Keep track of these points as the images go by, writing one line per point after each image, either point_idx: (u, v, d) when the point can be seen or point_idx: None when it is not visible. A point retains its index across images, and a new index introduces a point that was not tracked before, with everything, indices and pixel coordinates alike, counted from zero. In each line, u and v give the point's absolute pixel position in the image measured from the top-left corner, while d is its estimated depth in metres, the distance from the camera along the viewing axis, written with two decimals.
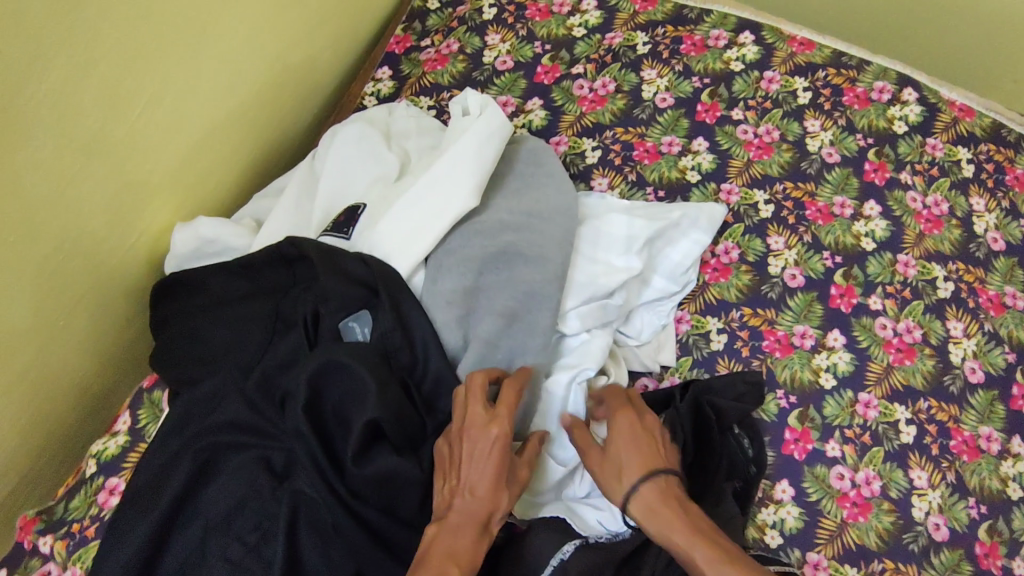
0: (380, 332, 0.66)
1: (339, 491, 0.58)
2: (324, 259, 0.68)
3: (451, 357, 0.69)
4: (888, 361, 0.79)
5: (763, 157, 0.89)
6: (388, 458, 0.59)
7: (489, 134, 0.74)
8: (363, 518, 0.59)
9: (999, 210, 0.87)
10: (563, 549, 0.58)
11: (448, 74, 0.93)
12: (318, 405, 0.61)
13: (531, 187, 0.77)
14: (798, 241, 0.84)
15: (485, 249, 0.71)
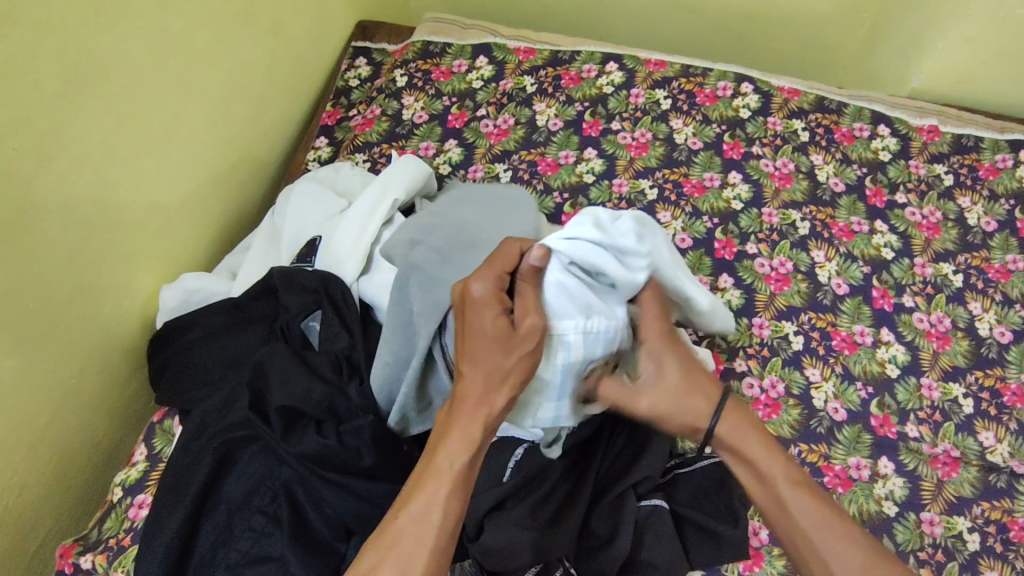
0: (329, 337, 0.79)
1: (301, 463, 0.71)
2: (285, 280, 0.82)
3: (392, 330, 0.76)
4: (770, 290, 0.97)
5: (642, 153, 1.09)
6: (310, 442, 0.71)
7: (405, 166, 0.94)
8: (341, 485, 0.71)
9: (834, 160, 1.08)
10: (516, 453, 0.72)
11: (375, 132, 1.12)
12: (263, 404, 0.73)
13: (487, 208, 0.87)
14: (682, 212, 1.03)
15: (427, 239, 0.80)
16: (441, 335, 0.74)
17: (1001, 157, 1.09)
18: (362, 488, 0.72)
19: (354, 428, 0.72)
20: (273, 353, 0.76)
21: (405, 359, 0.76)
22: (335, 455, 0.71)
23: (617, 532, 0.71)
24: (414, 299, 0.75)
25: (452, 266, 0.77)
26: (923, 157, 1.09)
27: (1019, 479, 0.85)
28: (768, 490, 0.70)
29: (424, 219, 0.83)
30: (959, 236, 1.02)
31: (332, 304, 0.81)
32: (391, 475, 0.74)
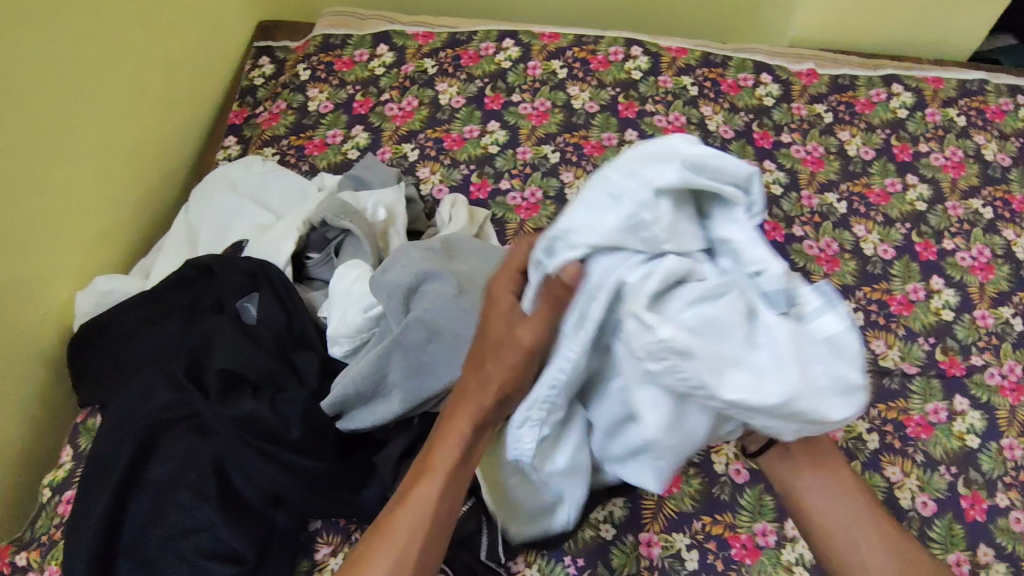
0: (263, 314, 0.80)
1: (233, 431, 0.73)
2: (217, 263, 0.84)
3: (362, 379, 0.74)
4: None
5: (543, 121, 1.14)
6: (246, 405, 0.73)
7: (353, 176, 0.94)
8: (273, 456, 0.73)
9: (723, 111, 1.15)
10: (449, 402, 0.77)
11: (282, 126, 1.14)
12: (199, 375, 0.76)
13: (483, 253, 0.83)
14: (583, 172, 1.09)
15: (440, 280, 0.75)
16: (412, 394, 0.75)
17: (875, 92, 1.17)
18: (289, 457, 0.73)
19: (290, 398, 0.75)
20: (209, 329, 0.78)
21: (367, 396, 0.76)
22: (268, 419, 0.73)
23: None
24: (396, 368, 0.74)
25: (446, 343, 0.74)
26: (804, 99, 1.16)
27: (911, 380, 0.92)
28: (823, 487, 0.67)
29: (434, 258, 0.78)
30: (841, 167, 1.09)
31: (268, 286, 0.81)
32: (324, 444, 0.75)
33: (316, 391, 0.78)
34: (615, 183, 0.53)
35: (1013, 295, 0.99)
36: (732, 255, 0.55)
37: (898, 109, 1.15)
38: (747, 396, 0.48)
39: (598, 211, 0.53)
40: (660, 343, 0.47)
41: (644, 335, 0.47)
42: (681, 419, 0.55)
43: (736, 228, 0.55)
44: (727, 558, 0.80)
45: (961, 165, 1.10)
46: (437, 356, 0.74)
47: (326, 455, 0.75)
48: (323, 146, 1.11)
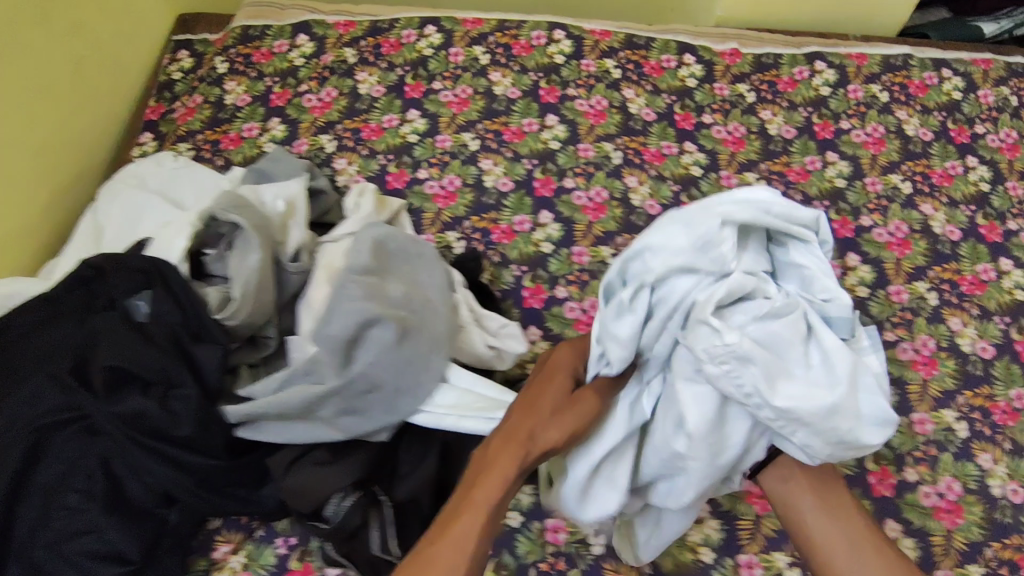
0: (156, 309, 0.76)
1: (121, 429, 0.71)
2: (109, 261, 0.81)
3: (292, 410, 0.72)
4: (587, 220, 1.02)
5: (463, 109, 1.12)
6: (134, 402, 0.70)
7: (259, 169, 0.93)
8: (164, 455, 0.71)
9: (645, 93, 1.14)
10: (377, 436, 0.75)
11: (198, 121, 1.12)
12: (85, 374, 0.74)
13: (409, 263, 0.83)
14: (502, 158, 1.07)
15: (383, 326, 0.74)
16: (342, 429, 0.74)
17: (798, 70, 1.16)
18: (181, 455, 0.71)
19: (180, 395, 0.71)
20: (99, 326, 0.75)
21: (288, 423, 0.74)
22: (155, 416, 0.70)
23: (423, 457, 0.76)
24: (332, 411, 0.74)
25: (390, 387, 0.74)
26: (726, 79, 1.15)
27: None
28: (826, 510, 0.68)
29: (374, 295, 0.76)
30: (762, 146, 1.09)
31: (162, 281, 0.78)
32: (219, 442, 0.73)
33: (213, 388, 0.75)
34: (690, 216, 0.65)
35: (929, 270, 0.99)
36: (801, 280, 0.69)
37: (820, 86, 1.15)
38: (794, 402, 0.60)
39: (671, 235, 0.65)
40: (722, 352, 0.61)
41: (714, 338, 0.61)
42: (723, 432, 0.65)
43: (809, 257, 0.68)
44: None
45: (882, 142, 1.10)
46: (375, 399, 0.74)
47: (222, 454, 0.74)
48: (239, 140, 1.09)
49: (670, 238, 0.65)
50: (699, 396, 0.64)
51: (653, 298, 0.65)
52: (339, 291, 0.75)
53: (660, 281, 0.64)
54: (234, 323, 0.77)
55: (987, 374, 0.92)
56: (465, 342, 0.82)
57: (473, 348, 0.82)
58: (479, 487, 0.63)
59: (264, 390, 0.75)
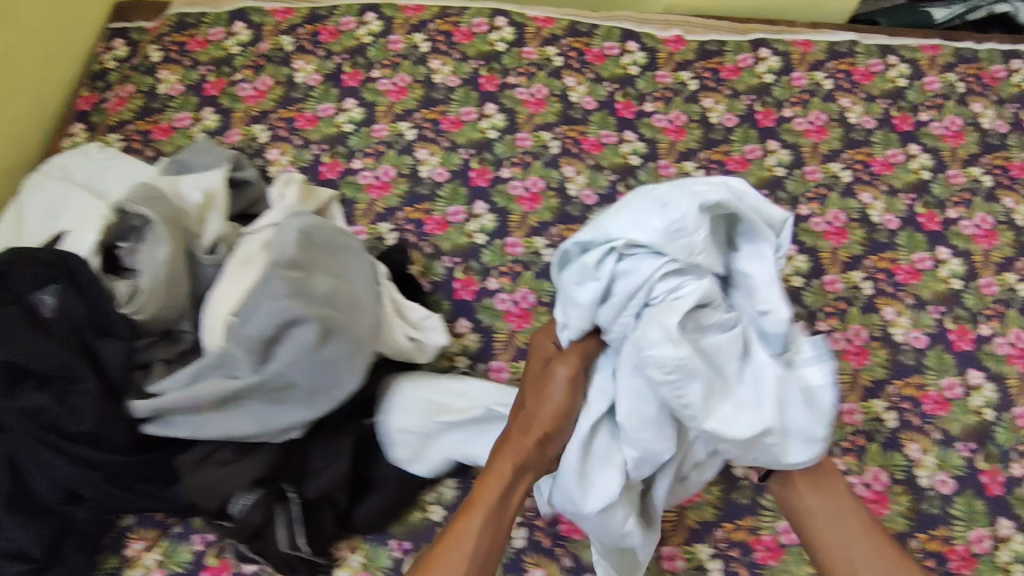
0: (61, 304, 0.74)
1: (20, 424, 0.68)
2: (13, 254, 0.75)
3: (201, 401, 0.69)
4: (522, 210, 1.01)
5: (401, 98, 1.10)
6: (32, 397, 0.68)
7: (180, 162, 0.92)
8: (67, 451, 0.70)
9: (586, 81, 1.12)
10: (287, 433, 0.71)
11: (129, 111, 1.10)
12: None
13: (339, 257, 0.77)
14: (439, 148, 1.06)
15: (303, 327, 0.68)
16: (254, 429, 0.70)
17: (742, 57, 1.15)
18: (81, 451, 0.70)
19: (79, 390, 0.70)
20: None
21: (198, 417, 0.71)
22: (51, 412, 0.69)
23: (337, 454, 0.74)
24: (245, 414, 0.70)
25: (308, 386, 0.70)
26: (669, 66, 1.14)
27: None
28: (826, 511, 0.67)
29: (300, 290, 0.70)
30: (702, 135, 1.08)
31: (68, 275, 0.75)
32: (122, 437, 0.72)
33: (117, 383, 0.74)
34: (668, 198, 0.66)
35: (865, 260, 0.98)
36: (748, 288, 0.69)
37: (764, 74, 1.13)
38: (722, 428, 0.64)
39: (646, 214, 0.66)
40: (670, 363, 0.61)
41: (665, 346, 0.62)
42: (658, 433, 0.66)
43: (760, 265, 0.68)
44: (555, 534, 0.80)
45: (824, 130, 1.09)
46: (290, 400, 0.70)
47: (129, 451, 0.72)
48: (170, 130, 1.07)
49: (644, 218, 0.66)
50: (639, 392, 0.66)
51: (620, 266, 0.67)
52: (263, 286, 0.69)
53: (627, 249, 0.66)
54: (140, 319, 0.76)
55: (918, 364, 0.91)
56: (388, 335, 0.77)
57: (394, 342, 0.77)
58: (493, 480, 0.66)
59: (173, 386, 0.71)
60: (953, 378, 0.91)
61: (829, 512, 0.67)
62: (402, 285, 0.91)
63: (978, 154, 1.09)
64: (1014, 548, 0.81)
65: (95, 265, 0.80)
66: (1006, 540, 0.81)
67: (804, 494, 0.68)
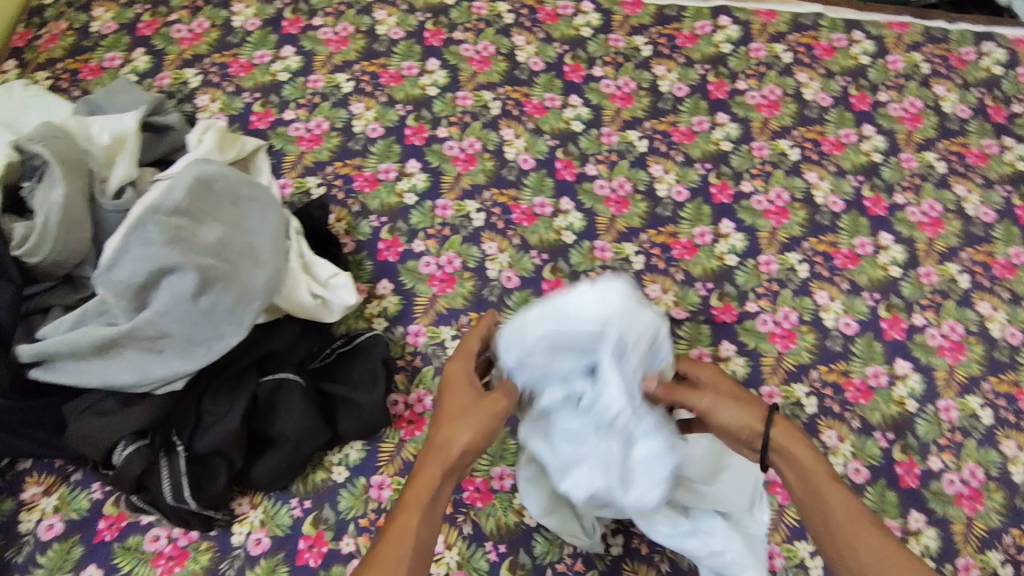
0: None
1: None
2: None
3: (79, 347, 0.68)
4: (456, 171, 0.98)
5: (341, 48, 1.06)
6: None
7: (97, 104, 0.88)
8: None
9: (536, 41, 1.08)
10: (173, 385, 0.70)
11: (59, 48, 1.05)
12: None
13: (238, 205, 0.76)
14: (375, 103, 1.02)
15: (184, 275, 0.68)
16: (133, 379, 0.68)
17: (700, 24, 1.10)
18: None
19: None
20: None
21: (76, 365, 0.69)
22: None
23: (230, 409, 0.72)
24: (125, 363, 0.69)
25: (190, 336, 0.69)
26: (624, 30, 1.10)
27: (679, 325, 0.89)
28: (803, 482, 0.61)
29: (181, 239, 0.70)
30: (650, 104, 1.04)
31: None
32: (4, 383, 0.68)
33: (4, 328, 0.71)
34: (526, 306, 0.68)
35: (804, 241, 0.94)
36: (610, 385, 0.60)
37: (721, 43, 1.09)
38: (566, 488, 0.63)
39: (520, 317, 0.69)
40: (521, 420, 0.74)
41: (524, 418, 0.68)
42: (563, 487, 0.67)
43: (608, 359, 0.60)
44: (457, 502, 0.78)
45: (776, 105, 1.05)
46: (172, 350, 0.70)
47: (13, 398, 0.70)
48: (99, 70, 1.02)
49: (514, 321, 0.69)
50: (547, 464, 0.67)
51: None
52: (137, 230, 0.69)
53: None
54: (34, 263, 0.72)
55: (845, 350, 0.88)
56: (288, 288, 0.75)
57: (294, 296, 0.75)
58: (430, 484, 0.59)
59: (53, 331, 0.70)
60: (880, 367, 0.88)
61: (813, 492, 0.60)
62: (322, 243, 0.89)
63: (934, 138, 1.04)
64: (923, 542, 0.78)
65: None
66: (915, 534, 0.79)
67: (791, 478, 0.62)
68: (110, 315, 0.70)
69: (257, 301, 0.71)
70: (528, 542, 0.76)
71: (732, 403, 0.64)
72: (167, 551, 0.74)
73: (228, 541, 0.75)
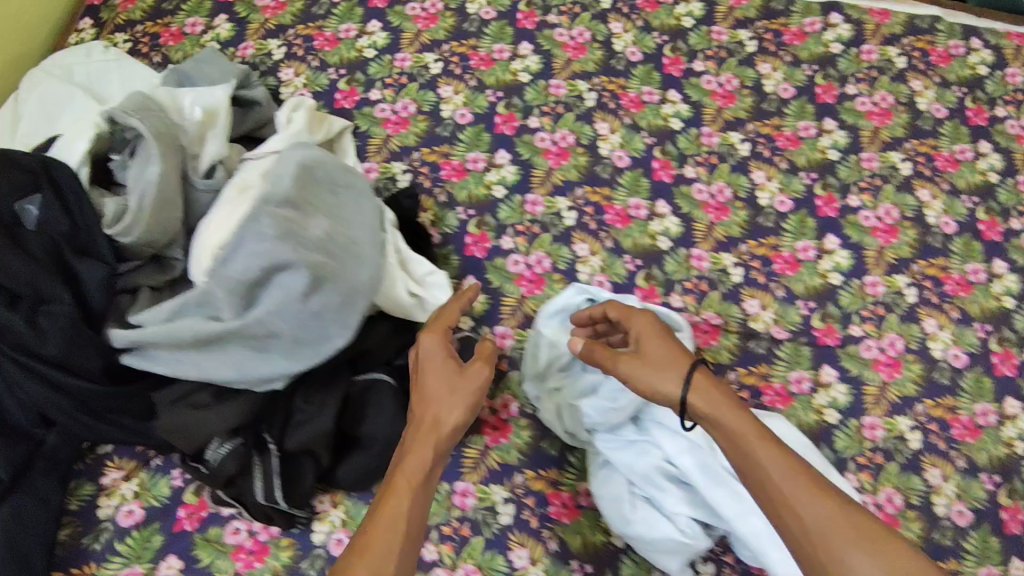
0: (43, 217, 0.68)
1: None
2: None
3: (180, 338, 0.66)
4: (547, 165, 0.93)
5: (430, 26, 1.01)
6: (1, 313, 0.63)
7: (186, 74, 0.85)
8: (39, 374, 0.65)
9: (635, 29, 1.02)
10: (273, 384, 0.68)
11: (139, 10, 1.01)
12: None
13: (342, 197, 0.74)
14: (465, 87, 0.97)
15: (294, 273, 0.66)
16: (234, 375, 0.67)
17: (810, 21, 1.04)
18: (52, 375, 0.65)
19: (51, 313, 0.65)
20: None
21: (176, 354, 0.67)
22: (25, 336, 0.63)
23: (322, 408, 0.69)
24: (227, 357, 0.67)
25: (293, 335, 0.67)
26: (728, 23, 1.03)
27: (779, 345, 0.84)
28: (736, 447, 0.62)
29: (291, 233, 0.67)
30: (753, 104, 0.98)
31: (52, 184, 0.70)
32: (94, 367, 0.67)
33: (97, 312, 0.69)
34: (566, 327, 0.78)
35: (913, 263, 0.89)
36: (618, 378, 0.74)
37: (831, 43, 1.03)
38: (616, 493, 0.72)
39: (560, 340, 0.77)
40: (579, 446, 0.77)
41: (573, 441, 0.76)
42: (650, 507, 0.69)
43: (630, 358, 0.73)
44: (543, 516, 0.75)
45: (888, 113, 0.98)
46: (274, 347, 0.68)
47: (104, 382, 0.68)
48: (180, 36, 0.98)
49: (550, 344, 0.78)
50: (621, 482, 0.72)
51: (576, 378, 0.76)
52: (250, 224, 0.67)
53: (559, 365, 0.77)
54: (127, 242, 0.69)
55: (953, 385, 0.83)
56: (387, 288, 0.71)
57: (394, 297, 0.72)
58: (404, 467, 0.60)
59: (153, 321, 0.68)
60: (988, 405, 0.83)
61: (745, 455, 0.61)
62: (413, 234, 0.86)
63: None
64: None
65: (84, 177, 0.73)
66: None
67: (721, 442, 0.63)
68: (213, 306, 0.68)
69: (362, 303, 0.68)
70: (615, 563, 0.73)
71: (651, 370, 0.66)
72: (248, 545, 0.72)
73: (309, 540, 0.72)
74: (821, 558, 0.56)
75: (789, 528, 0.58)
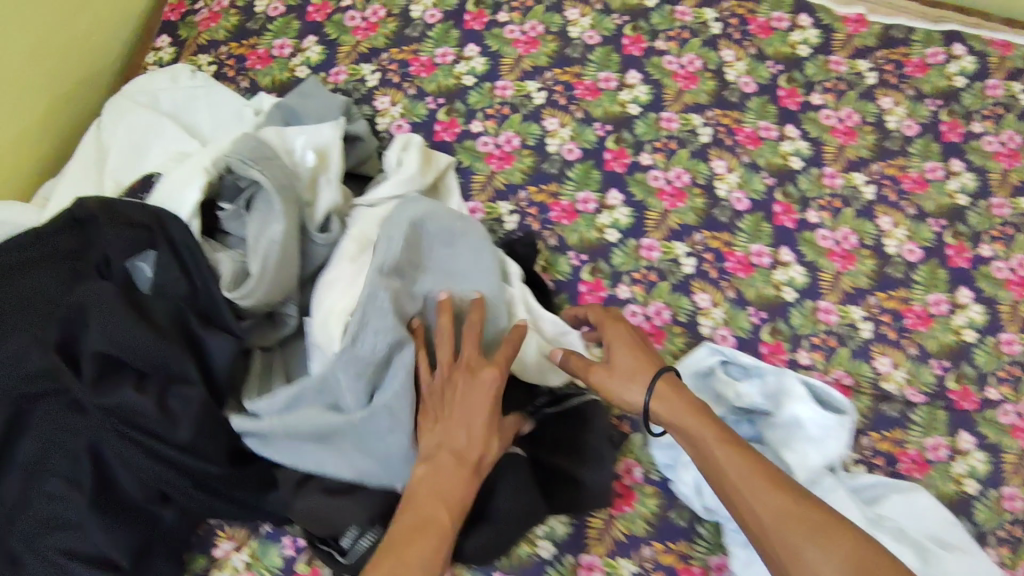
0: (160, 283, 0.65)
1: (109, 420, 0.61)
2: (105, 211, 0.67)
3: (299, 428, 0.63)
4: (662, 207, 0.87)
5: (531, 51, 0.95)
6: (126, 394, 0.60)
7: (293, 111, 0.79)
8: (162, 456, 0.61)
9: (747, 57, 0.96)
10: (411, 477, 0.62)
11: (223, 29, 0.96)
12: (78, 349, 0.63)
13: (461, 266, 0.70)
14: (571, 119, 0.91)
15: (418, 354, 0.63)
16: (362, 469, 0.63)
17: (931, 52, 0.98)
18: (173, 458, 0.61)
19: (183, 396, 0.61)
20: (93, 293, 0.63)
21: (299, 443, 0.64)
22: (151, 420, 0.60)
23: None
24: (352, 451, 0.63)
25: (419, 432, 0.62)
26: (845, 52, 0.98)
27: (913, 409, 0.79)
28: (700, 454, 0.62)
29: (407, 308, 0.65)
30: (876, 142, 0.92)
31: (166, 241, 0.65)
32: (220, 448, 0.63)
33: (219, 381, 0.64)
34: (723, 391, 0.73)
35: None
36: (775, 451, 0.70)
37: (955, 76, 0.97)
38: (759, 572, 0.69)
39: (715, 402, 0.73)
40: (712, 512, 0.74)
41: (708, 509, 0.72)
42: None
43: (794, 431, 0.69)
44: None
45: (1018, 154, 0.92)
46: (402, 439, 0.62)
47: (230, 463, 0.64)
48: (268, 58, 0.93)
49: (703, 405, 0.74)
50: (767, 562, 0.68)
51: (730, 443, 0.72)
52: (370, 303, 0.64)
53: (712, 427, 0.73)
54: (246, 306, 0.64)
55: None
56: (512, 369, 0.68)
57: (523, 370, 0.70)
58: (436, 504, 0.56)
59: (270, 408, 0.64)
60: None
61: (707, 457, 0.61)
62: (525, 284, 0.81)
63: None
64: None
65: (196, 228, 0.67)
66: None
67: (689, 449, 0.63)
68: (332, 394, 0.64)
69: None
70: None
71: (620, 380, 0.67)
72: None
73: None
74: (776, 551, 0.55)
75: (747, 523, 0.58)
